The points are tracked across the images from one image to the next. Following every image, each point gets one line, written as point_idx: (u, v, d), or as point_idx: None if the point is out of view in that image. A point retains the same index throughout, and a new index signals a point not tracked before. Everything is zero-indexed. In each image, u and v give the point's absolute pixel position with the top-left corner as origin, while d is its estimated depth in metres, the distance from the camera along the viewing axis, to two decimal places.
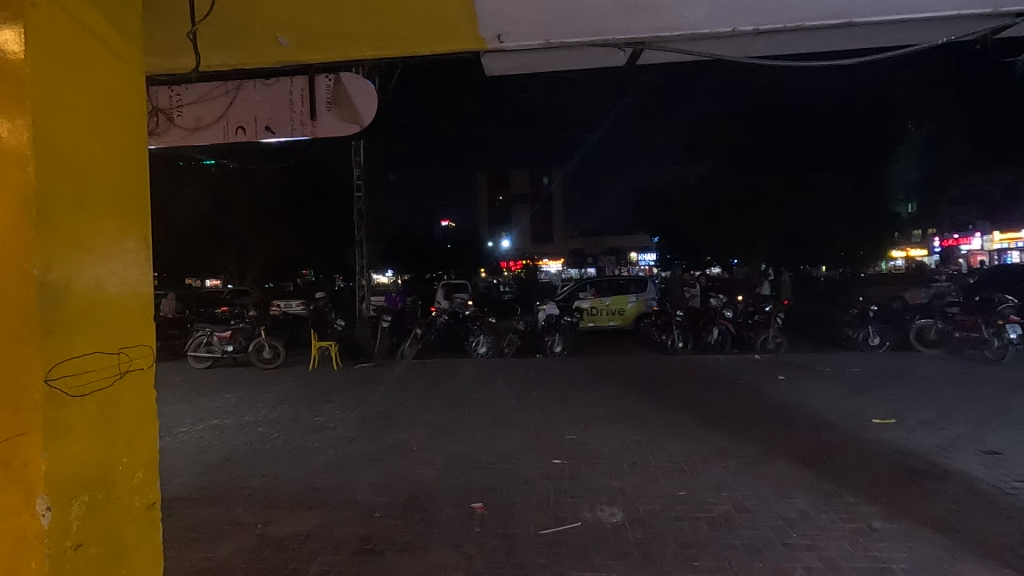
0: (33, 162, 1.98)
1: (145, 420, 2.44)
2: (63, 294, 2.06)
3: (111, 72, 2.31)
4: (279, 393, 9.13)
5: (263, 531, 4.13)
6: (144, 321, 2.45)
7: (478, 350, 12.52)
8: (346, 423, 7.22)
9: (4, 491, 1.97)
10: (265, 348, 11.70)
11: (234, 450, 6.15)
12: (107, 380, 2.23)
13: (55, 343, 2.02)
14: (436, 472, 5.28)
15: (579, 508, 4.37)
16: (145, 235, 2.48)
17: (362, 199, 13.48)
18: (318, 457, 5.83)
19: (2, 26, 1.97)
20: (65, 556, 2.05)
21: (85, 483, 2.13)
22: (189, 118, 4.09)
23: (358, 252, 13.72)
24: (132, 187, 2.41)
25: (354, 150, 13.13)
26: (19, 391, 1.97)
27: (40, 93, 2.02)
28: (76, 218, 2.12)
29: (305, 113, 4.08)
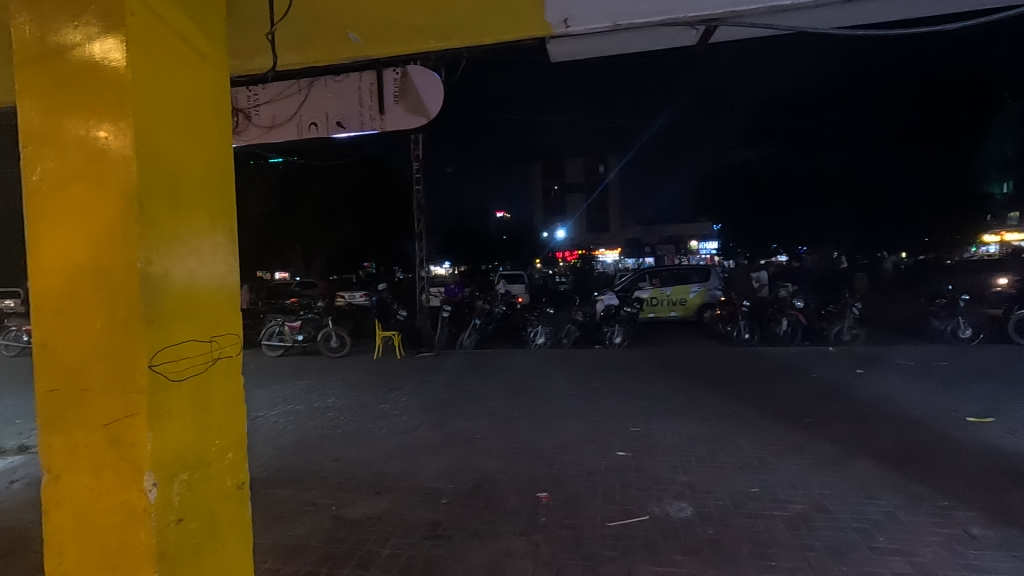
0: (134, 161, 2.11)
1: (235, 405, 2.58)
2: (162, 285, 2.19)
3: (200, 75, 2.42)
4: (346, 381, 9.49)
5: (338, 512, 4.32)
6: (233, 311, 2.59)
7: (537, 341, 12.51)
8: (410, 410, 7.42)
9: (116, 467, 2.14)
10: (332, 337, 12.17)
11: (307, 434, 6.45)
12: (201, 366, 2.36)
13: (156, 332, 2.16)
14: (499, 461, 5.34)
15: (646, 501, 4.29)
16: (232, 230, 2.60)
17: (420, 191, 13.72)
18: (385, 444, 6.01)
19: (107, 37, 2.11)
20: (168, 529, 2.20)
21: (184, 462, 2.27)
22: (265, 117, 4.27)
23: (418, 244, 13.99)
24: (220, 182, 2.54)
25: (412, 144, 13.36)
26: (127, 375, 2.12)
27: (139, 97, 2.15)
28: (172, 213, 2.25)
29: (374, 107, 4.16)
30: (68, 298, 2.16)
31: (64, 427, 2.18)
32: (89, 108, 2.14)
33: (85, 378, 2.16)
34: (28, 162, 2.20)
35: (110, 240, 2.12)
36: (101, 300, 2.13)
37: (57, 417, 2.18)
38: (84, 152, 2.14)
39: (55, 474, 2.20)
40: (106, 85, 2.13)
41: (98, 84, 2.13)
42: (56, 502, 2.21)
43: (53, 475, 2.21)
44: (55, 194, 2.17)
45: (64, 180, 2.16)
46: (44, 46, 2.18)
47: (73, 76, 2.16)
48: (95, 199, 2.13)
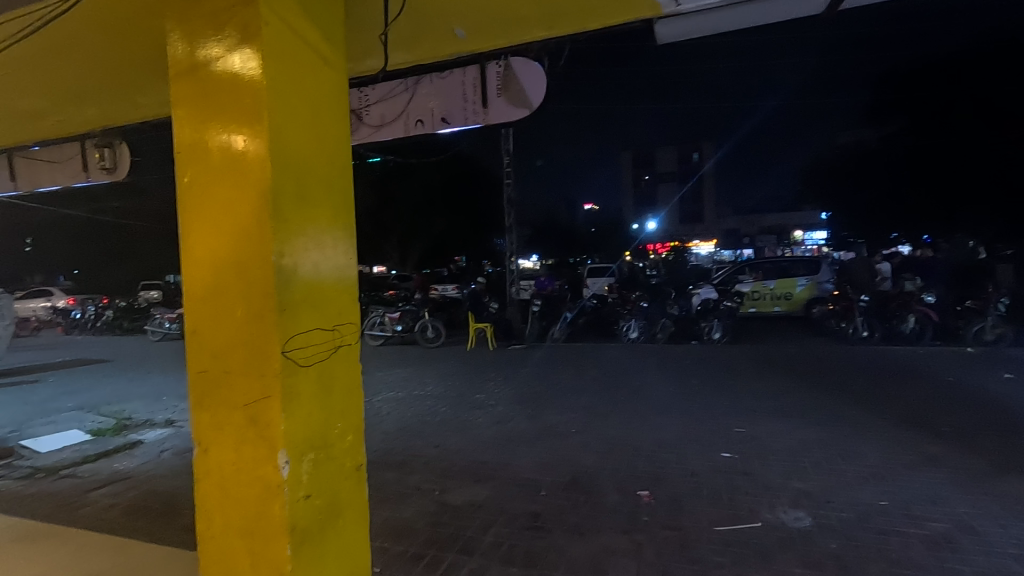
0: (269, 161, 2.27)
1: (354, 391, 2.72)
2: (292, 277, 2.34)
3: (323, 78, 2.56)
4: (443, 370, 9.84)
5: (441, 497, 4.46)
6: (352, 302, 2.73)
7: (629, 335, 12.39)
8: (505, 401, 7.54)
9: (254, 445, 2.33)
10: (428, 328, 12.63)
11: (409, 420, 6.77)
12: (325, 353, 2.52)
13: (288, 320, 2.32)
14: (597, 456, 5.27)
15: (757, 507, 4.04)
16: (351, 225, 2.74)
17: (511, 185, 13.82)
18: (482, 433, 6.16)
19: (246, 47, 2.28)
20: (299, 504, 2.36)
21: (311, 443, 2.42)
22: (375, 116, 4.46)
23: (509, 237, 14.12)
24: (341, 179, 2.68)
25: (504, 138, 13.48)
26: (264, 360, 2.30)
27: (272, 102, 2.30)
28: (299, 209, 2.40)
29: (477, 101, 4.14)
30: (214, 289, 2.37)
31: (210, 405, 2.41)
32: (229, 115, 2.33)
33: (228, 361, 2.36)
34: (181, 166, 2.45)
35: (248, 236, 2.29)
36: (241, 290, 2.32)
37: (205, 396, 2.42)
38: (226, 155, 2.33)
39: (204, 448, 2.44)
40: (243, 92, 2.30)
41: (237, 91, 2.31)
42: (205, 473, 2.45)
43: (202, 449, 2.45)
44: (202, 194, 2.39)
45: (209, 181, 2.37)
46: (192, 60, 2.40)
47: (216, 86, 2.35)
48: (236, 197, 2.32)
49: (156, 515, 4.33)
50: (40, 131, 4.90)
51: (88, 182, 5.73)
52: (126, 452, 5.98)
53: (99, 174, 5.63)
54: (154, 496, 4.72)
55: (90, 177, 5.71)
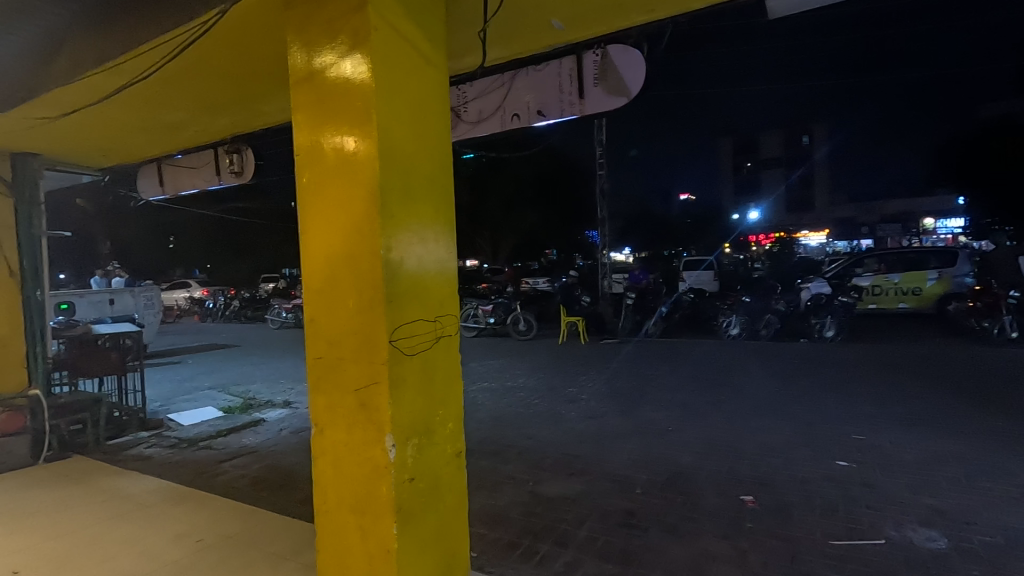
0: (377, 159, 2.38)
1: (453, 380, 2.82)
2: (398, 269, 2.46)
3: (425, 77, 2.66)
4: (534, 362, 9.93)
5: (535, 488, 4.51)
6: (451, 294, 2.82)
7: (730, 332, 11.76)
8: (597, 395, 7.47)
9: (365, 428, 2.47)
10: (520, 320, 12.83)
11: (502, 410, 6.91)
12: (428, 342, 2.63)
13: (395, 310, 2.44)
14: (695, 456, 5.07)
15: (879, 522, 3.69)
16: (450, 220, 2.83)
17: (603, 176, 13.58)
18: (574, 426, 6.14)
19: (358, 52, 2.41)
20: (404, 485, 2.48)
21: (415, 428, 2.54)
22: (473, 113, 4.48)
23: (601, 229, 13.89)
24: (441, 176, 2.77)
25: (597, 129, 13.26)
26: (373, 347, 2.43)
27: (379, 103, 2.41)
28: (404, 204, 2.51)
29: (573, 92, 4.02)
30: (329, 282, 2.55)
31: (326, 389, 2.59)
32: (342, 118, 2.47)
33: (342, 348, 2.53)
34: (300, 167, 2.64)
35: (360, 232, 2.43)
36: (353, 282, 2.47)
37: (321, 380, 2.61)
38: (339, 157, 2.48)
39: (320, 429, 2.63)
40: (354, 95, 2.44)
41: (349, 94, 2.45)
42: (320, 452, 2.64)
43: (318, 429, 2.64)
44: (318, 192, 2.57)
45: (325, 180, 2.54)
46: (309, 67, 2.57)
47: (330, 91, 2.51)
48: (348, 195, 2.46)
49: (278, 487, 4.77)
50: (180, 140, 5.50)
51: (221, 184, 6.36)
52: (252, 428, 6.64)
53: (229, 177, 6.23)
54: (275, 470, 5.20)
55: (223, 180, 6.34)
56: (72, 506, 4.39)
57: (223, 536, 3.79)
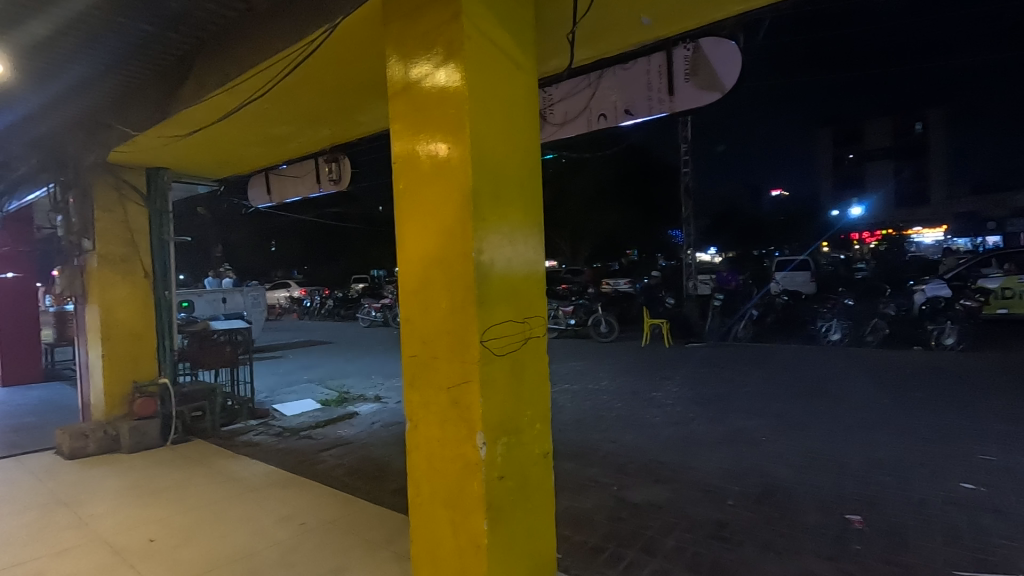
0: (469, 164, 2.45)
1: (541, 381, 2.84)
2: (488, 271, 2.51)
3: (514, 82, 2.70)
4: (616, 365, 9.77)
5: (620, 493, 4.44)
6: (539, 294, 2.84)
7: (830, 337, 10.86)
8: (684, 400, 7.22)
9: (457, 425, 2.55)
10: (601, 322, 12.67)
11: (585, 413, 6.86)
12: (516, 343, 2.67)
13: (486, 311, 2.50)
14: (793, 469, 4.77)
15: (1014, 555, 3.28)
16: (539, 221, 2.86)
17: (689, 174, 13.09)
18: (660, 432, 5.98)
19: (452, 61, 2.49)
20: (494, 483, 2.53)
21: (504, 428, 2.58)
22: (558, 114, 4.36)
23: (686, 228, 13.41)
24: (529, 178, 2.80)
25: (682, 125, 12.83)
26: (465, 347, 2.50)
27: (472, 110, 2.48)
28: (494, 207, 2.57)
29: (662, 89, 3.79)
30: (424, 283, 2.66)
31: (420, 386, 2.70)
32: (437, 126, 2.57)
33: (435, 347, 2.63)
34: (397, 175, 2.78)
35: (452, 235, 2.51)
36: (446, 284, 2.56)
37: (416, 377, 2.72)
38: (433, 163, 2.58)
39: (415, 424, 2.74)
40: (448, 104, 2.52)
41: (443, 102, 2.54)
42: (415, 446, 2.76)
43: (413, 424, 2.76)
44: (413, 197, 2.69)
45: (420, 186, 2.65)
46: (405, 79, 2.69)
47: (425, 101, 2.62)
48: (442, 199, 2.56)
49: (371, 477, 5.03)
50: (286, 151, 5.95)
51: (320, 192, 6.70)
52: (346, 420, 7.05)
53: (328, 184, 6.61)
54: (368, 461, 5.49)
55: (322, 188, 6.69)
56: (194, 485, 4.88)
57: (323, 521, 4.05)
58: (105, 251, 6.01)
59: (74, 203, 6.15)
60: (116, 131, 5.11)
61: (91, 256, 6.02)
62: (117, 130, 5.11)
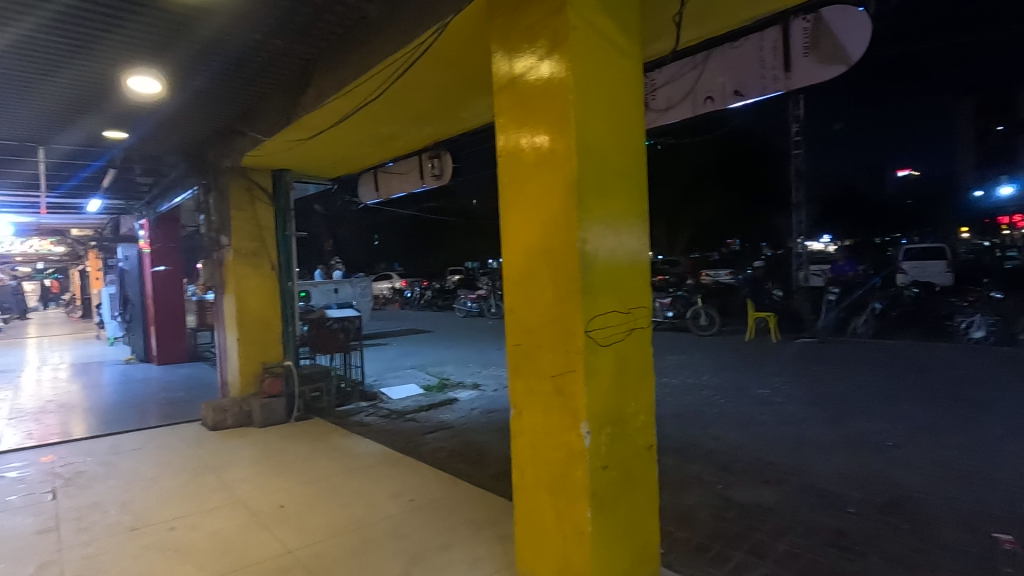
0: (574, 154, 2.46)
1: (645, 373, 2.80)
2: (593, 261, 2.51)
3: (619, 69, 2.67)
4: (717, 360, 9.34)
5: (724, 492, 4.27)
6: (644, 284, 2.80)
7: (971, 335, 9.64)
8: (796, 399, 6.76)
9: (561, 414, 2.59)
10: (701, 315, 12.15)
11: (685, 408, 6.64)
12: (621, 334, 2.65)
13: (590, 301, 2.50)
14: (927, 479, 4.31)
15: None
16: (644, 211, 2.80)
17: (800, 155, 12.13)
18: (768, 431, 5.65)
19: (556, 52, 2.50)
20: (598, 472, 2.54)
21: (607, 418, 2.58)
22: (661, 99, 4.18)
23: (797, 215, 12.45)
24: (634, 167, 2.75)
25: (794, 103, 11.89)
26: (570, 337, 2.52)
27: (576, 100, 2.48)
28: (599, 197, 2.55)
29: (777, 66, 3.54)
30: (528, 274, 2.71)
31: (524, 374, 2.77)
32: (541, 118, 2.60)
33: (539, 337, 2.68)
34: (502, 169, 2.84)
35: (557, 226, 2.54)
36: (550, 275, 2.59)
37: (520, 366, 2.79)
38: (538, 156, 2.62)
39: (519, 411, 2.82)
40: (553, 95, 2.54)
41: (548, 94, 2.56)
42: (519, 432, 2.83)
43: (517, 411, 2.84)
44: (517, 189, 2.74)
45: (524, 178, 2.70)
46: (510, 74, 2.74)
47: (529, 94, 2.65)
48: (547, 191, 2.59)
49: (472, 461, 5.22)
50: (392, 150, 6.29)
51: (424, 187, 6.97)
52: (447, 406, 7.36)
53: (431, 179, 6.87)
54: (468, 445, 5.70)
55: (425, 183, 6.96)
56: (314, 459, 5.34)
57: (429, 499, 4.28)
58: (239, 246, 6.71)
59: (213, 203, 6.92)
60: (248, 137, 5.67)
61: (227, 250, 6.74)
62: (248, 136, 5.68)
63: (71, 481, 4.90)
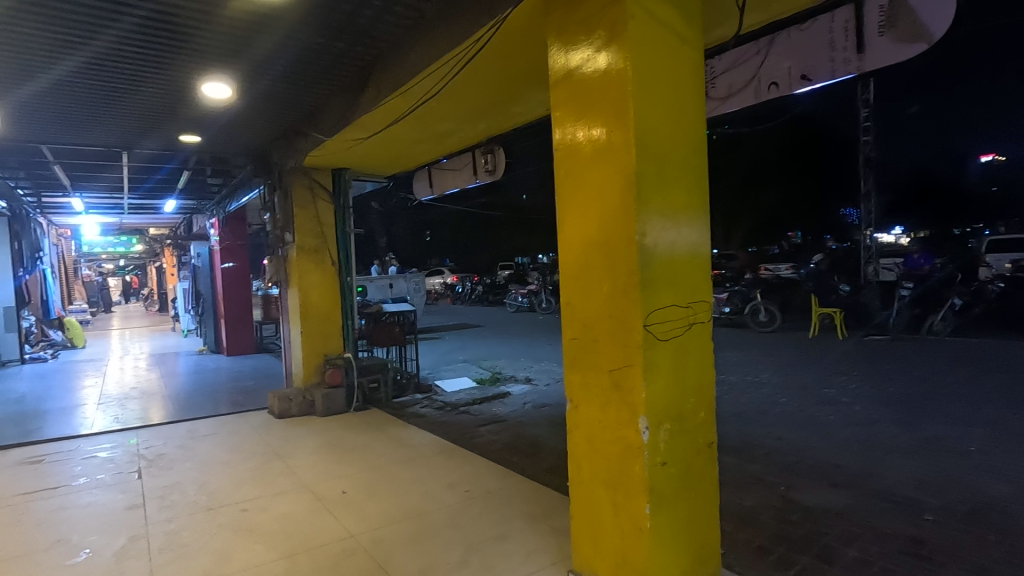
0: (632, 146, 2.42)
1: (705, 368, 2.74)
2: (652, 255, 2.47)
3: (679, 57, 2.61)
4: (779, 357, 8.98)
5: (788, 494, 4.12)
6: (705, 278, 2.73)
7: None
8: (865, 399, 6.41)
9: (618, 409, 2.57)
10: (761, 311, 11.71)
11: (745, 406, 6.43)
12: (680, 329, 2.60)
13: (649, 295, 2.46)
14: (1015, 487, 4.00)
15: None
16: (704, 203, 2.73)
17: (870, 142, 11.44)
18: (835, 432, 5.39)
19: (615, 43, 2.46)
20: (656, 469, 2.50)
21: (667, 414, 2.54)
22: (722, 87, 4.09)
23: (866, 205, 11.78)
24: (694, 158, 2.69)
25: (863, 87, 11.23)
26: (628, 331, 2.49)
27: (635, 91, 2.44)
28: (658, 189, 2.51)
29: (849, 48, 3.35)
30: (585, 268, 2.70)
31: (581, 368, 2.76)
32: (598, 110, 2.57)
33: (596, 331, 2.66)
34: (558, 163, 2.84)
35: (615, 219, 2.51)
36: (608, 268, 2.57)
37: (576, 359, 2.79)
38: (595, 149, 2.60)
39: (575, 405, 2.82)
40: (611, 87, 2.50)
41: (605, 86, 2.53)
42: (575, 426, 2.83)
43: (574, 405, 2.84)
44: (575, 182, 2.73)
45: (581, 172, 2.69)
46: (566, 67, 2.73)
47: (587, 86, 2.63)
48: (604, 184, 2.56)
49: (526, 455, 5.26)
50: (446, 146, 6.39)
51: (477, 183, 7.06)
52: (500, 399, 7.43)
53: (484, 175, 6.93)
54: (522, 439, 5.74)
55: (479, 179, 7.03)
56: (373, 448, 5.52)
57: (484, 490, 4.35)
58: (302, 243, 7.01)
59: (278, 202, 7.24)
60: (311, 137, 5.90)
61: (291, 247, 7.06)
62: (311, 137, 5.91)
63: (154, 462, 5.28)
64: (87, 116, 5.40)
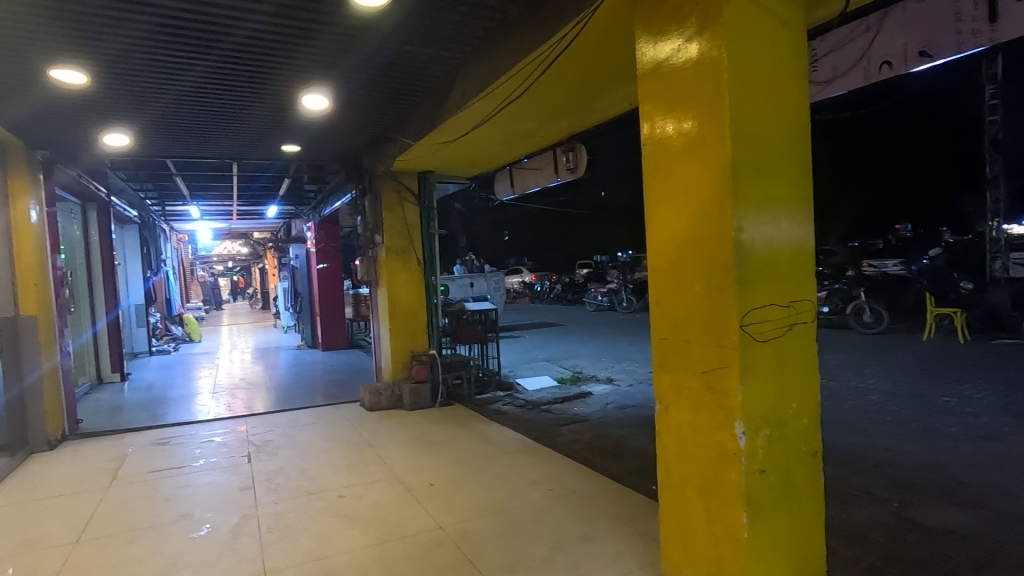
0: (728, 138, 2.31)
1: (808, 372, 2.57)
2: (748, 251, 2.35)
3: (779, 41, 2.45)
4: (887, 362, 8.23)
5: (902, 511, 3.76)
6: (808, 275, 2.56)
7: None
8: (994, 410, 5.72)
9: (712, 412, 2.46)
10: (865, 311, 10.80)
11: (849, 414, 5.95)
12: (781, 330, 2.45)
13: (746, 294, 2.34)
14: None
15: None
16: (807, 196, 2.56)
17: (998, 121, 10.18)
18: (957, 445, 4.86)
19: (708, 31, 2.36)
20: (754, 476, 2.38)
21: (765, 418, 2.40)
22: (825, 70, 3.78)
23: (993, 192, 10.52)
24: (796, 149, 2.52)
25: (988, 60, 10.02)
26: (722, 331, 2.38)
27: (731, 79, 2.33)
28: (756, 181, 2.38)
29: (979, 17, 3.05)
30: (675, 265, 2.61)
31: (671, 368, 2.68)
32: (689, 102, 2.48)
33: (688, 331, 2.57)
34: (646, 159, 2.76)
35: (708, 214, 2.41)
36: (701, 266, 2.47)
37: (666, 359, 2.71)
38: (687, 142, 2.50)
39: (665, 406, 2.73)
40: (704, 77, 2.40)
41: (698, 76, 2.43)
42: (665, 428, 2.74)
43: (663, 406, 2.75)
44: (664, 177, 2.64)
45: (672, 166, 2.59)
46: (655, 59, 2.65)
47: (678, 78, 2.54)
48: (697, 177, 2.46)
49: (609, 456, 5.18)
50: (527, 146, 6.43)
51: (558, 182, 7.02)
52: (582, 399, 7.38)
53: (566, 173, 6.90)
54: (605, 439, 5.66)
55: (560, 177, 7.01)
56: (458, 443, 5.67)
57: (568, 489, 4.33)
58: (390, 244, 7.33)
59: (368, 205, 7.61)
60: (399, 143, 6.16)
61: (380, 248, 7.39)
62: (399, 142, 6.17)
63: (261, 447, 5.74)
64: (203, 131, 5.96)
